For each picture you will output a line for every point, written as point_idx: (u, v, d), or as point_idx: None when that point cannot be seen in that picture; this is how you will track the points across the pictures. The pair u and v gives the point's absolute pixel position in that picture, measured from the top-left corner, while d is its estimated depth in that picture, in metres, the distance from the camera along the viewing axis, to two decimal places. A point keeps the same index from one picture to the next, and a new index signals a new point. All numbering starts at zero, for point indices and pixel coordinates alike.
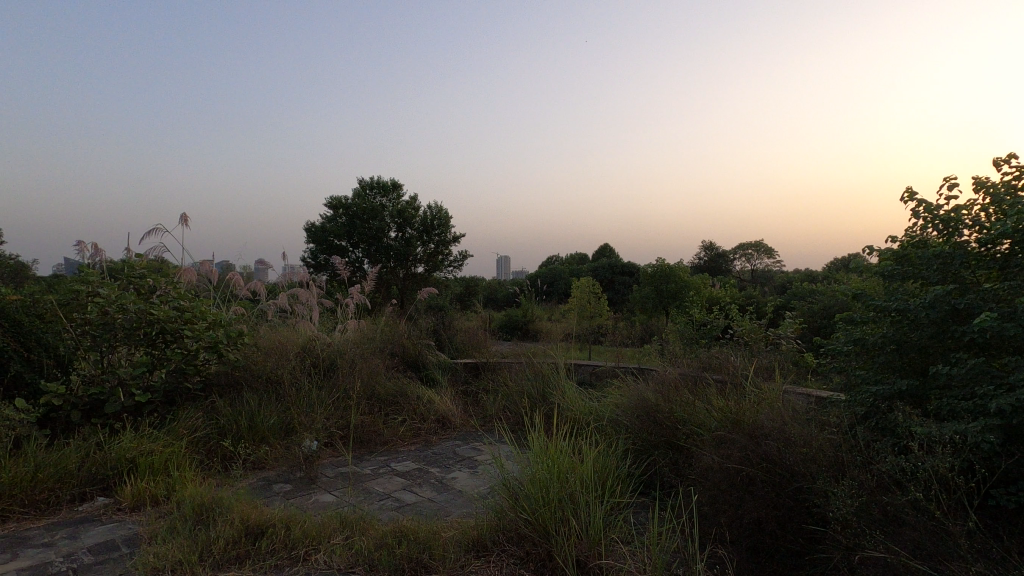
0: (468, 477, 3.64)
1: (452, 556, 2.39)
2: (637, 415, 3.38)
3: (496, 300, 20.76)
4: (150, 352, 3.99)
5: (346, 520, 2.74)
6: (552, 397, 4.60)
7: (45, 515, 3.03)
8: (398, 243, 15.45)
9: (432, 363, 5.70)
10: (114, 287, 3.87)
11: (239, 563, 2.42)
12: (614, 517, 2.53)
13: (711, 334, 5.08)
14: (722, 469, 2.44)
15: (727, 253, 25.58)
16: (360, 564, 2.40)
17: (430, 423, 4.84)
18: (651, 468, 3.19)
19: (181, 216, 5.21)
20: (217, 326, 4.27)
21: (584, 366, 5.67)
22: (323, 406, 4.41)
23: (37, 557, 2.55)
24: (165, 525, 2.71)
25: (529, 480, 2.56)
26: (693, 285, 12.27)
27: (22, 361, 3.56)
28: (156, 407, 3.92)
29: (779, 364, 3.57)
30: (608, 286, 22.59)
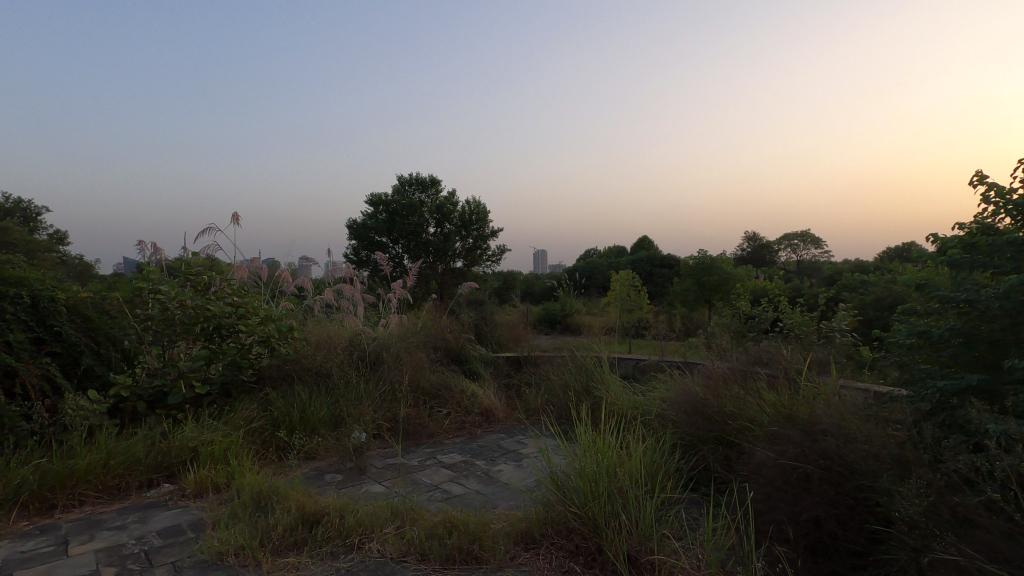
0: (513, 470, 3.66)
1: (501, 548, 2.41)
2: (684, 409, 3.32)
3: (534, 293, 20.80)
4: (207, 346, 4.17)
5: (396, 509, 2.80)
6: (595, 391, 4.57)
7: (117, 499, 3.21)
8: (437, 238, 15.66)
9: (475, 356, 5.76)
10: (173, 285, 4.05)
11: (297, 549, 2.51)
12: (665, 512, 2.50)
13: (759, 327, 4.96)
14: (777, 466, 2.37)
15: (771, 245, 24.86)
16: (412, 554, 2.45)
17: (474, 416, 4.89)
18: (701, 464, 3.13)
19: (233, 215, 5.41)
20: (268, 320, 4.43)
21: (626, 360, 5.62)
22: (371, 399, 4.51)
23: (112, 539, 2.70)
24: (226, 511, 2.83)
25: (577, 474, 2.55)
26: (736, 277, 11.97)
27: (93, 354, 3.78)
28: (214, 399, 4.10)
29: (834, 358, 3.45)
30: (647, 279, 22.27)
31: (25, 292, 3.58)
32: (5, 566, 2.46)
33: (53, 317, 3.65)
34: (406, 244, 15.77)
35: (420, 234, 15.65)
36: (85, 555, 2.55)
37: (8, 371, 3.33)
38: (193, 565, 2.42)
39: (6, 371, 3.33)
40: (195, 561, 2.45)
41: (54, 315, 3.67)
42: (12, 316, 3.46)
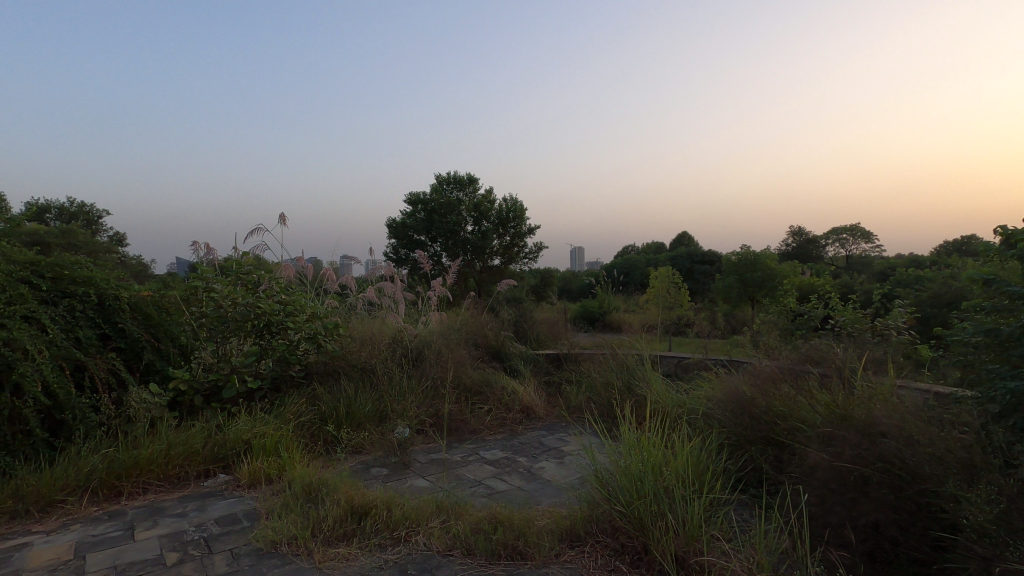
0: (556, 468, 3.65)
1: (547, 545, 2.42)
2: (730, 409, 3.25)
3: (571, 290, 20.73)
4: (258, 343, 4.32)
5: (442, 504, 2.83)
6: (638, 389, 4.51)
7: (178, 488, 3.37)
8: (475, 236, 15.76)
9: (515, 353, 5.78)
10: (226, 284, 4.24)
11: (347, 540, 2.58)
12: (714, 514, 2.45)
13: (809, 325, 4.78)
14: (832, 468, 2.29)
15: (818, 239, 24.02)
16: (458, 548, 2.48)
17: (515, 413, 4.90)
18: (749, 465, 3.05)
19: (279, 215, 5.58)
20: (314, 318, 4.60)
21: (668, 357, 5.53)
22: (414, 395, 4.58)
23: (174, 526, 2.84)
24: (279, 502, 2.93)
25: (621, 472, 2.53)
26: (782, 273, 11.59)
27: (153, 350, 3.97)
28: (265, 393, 4.25)
29: (891, 358, 3.30)
30: (687, 276, 21.83)
31: (91, 290, 3.79)
32: (78, 548, 2.62)
33: (117, 314, 3.86)
34: (444, 242, 15.93)
35: (458, 233, 15.78)
36: (150, 540, 2.69)
37: (78, 366, 3.54)
38: (249, 553, 2.51)
39: (76, 365, 3.54)
40: (252, 549, 2.55)
41: (118, 312, 3.87)
42: (80, 313, 3.68)
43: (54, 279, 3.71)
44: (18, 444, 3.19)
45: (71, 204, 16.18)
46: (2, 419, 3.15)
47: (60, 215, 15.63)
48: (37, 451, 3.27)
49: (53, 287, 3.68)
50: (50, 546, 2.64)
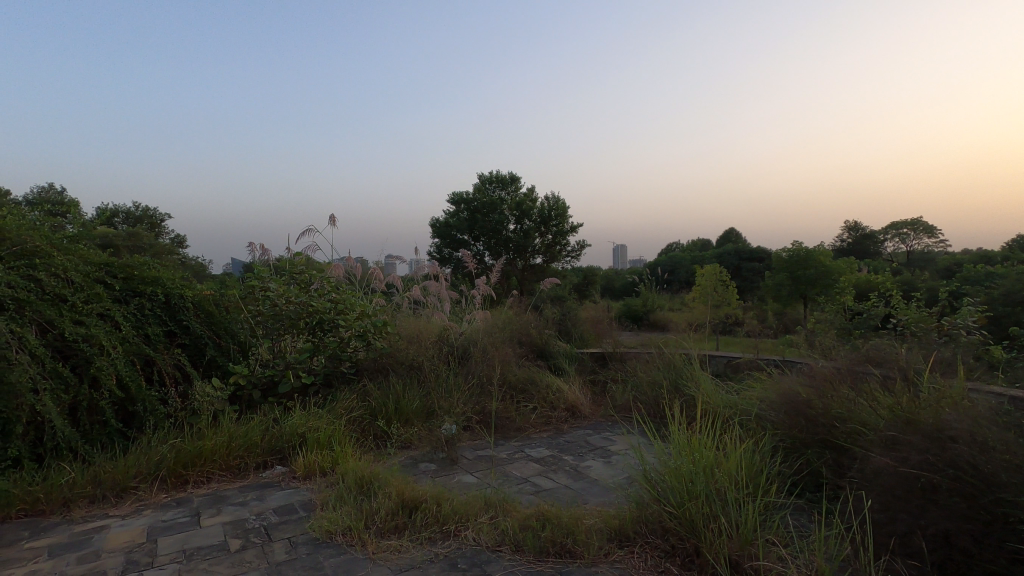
0: (603, 467, 3.63)
1: (595, 544, 2.41)
2: (784, 410, 3.15)
3: (614, 288, 20.55)
4: (311, 339, 4.49)
5: (490, 500, 2.87)
6: (686, 389, 4.43)
7: (239, 478, 3.54)
8: (517, 235, 15.80)
9: (560, 352, 5.77)
10: (281, 284, 4.42)
11: (398, 533, 2.64)
12: (769, 518, 2.38)
13: (869, 324, 4.58)
14: (896, 473, 2.19)
15: (876, 235, 22.92)
16: (507, 544, 2.51)
17: (561, 411, 4.90)
18: (806, 469, 2.96)
19: (329, 216, 5.76)
20: (364, 316, 4.73)
21: (718, 357, 5.40)
22: (460, 392, 4.64)
23: (236, 514, 2.98)
24: (333, 494, 3.03)
25: (671, 473, 2.50)
26: (837, 270, 11.12)
27: (215, 346, 4.17)
28: (318, 388, 4.41)
29: (961, 359, 3.12)
30: (734, 273, 21.22)
31: (159, 289, 3.98)
32: (151, 532, 2.78)
33: (182, 313, 4.06)
34: (487, 241, 16.04)
35: (500, 232, 15.86)
36: (215, 526, 2.83)
37: (148, 361, 3.76)
38: (306, 542, 2.61)
39: (146, 360, 3.76)
40: (309, 538, 2.65)
41: (183, 310, 4.07)
42: (149, 311, 3.89)
43: (125, 278, 3.93)
44: (96, 433, 3.43)
45: (136, 209, 17.11)
46: (82, 410, 3.38)
47: (126, 220, 16.55)
48: (112, 439, 3.49)
49: (124, 286, 3.89)
50: (125, 529, 2.82)
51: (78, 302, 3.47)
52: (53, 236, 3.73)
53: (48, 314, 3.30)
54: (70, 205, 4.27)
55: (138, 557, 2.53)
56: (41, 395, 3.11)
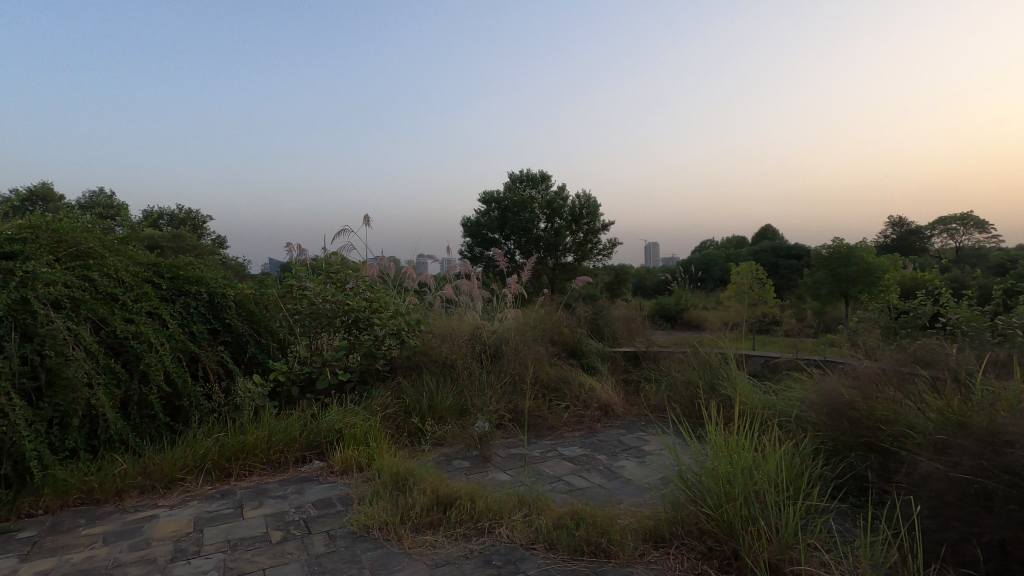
0: (637, 467, 3.60)
1: (630, 544, 2.39)
2: (826, 412, 3.06)
3: (646, 287, 20.32)
4: (346, 337, 4.58)
5: (524, 498, 2.87)
6: (722, 389, 4.35)
7: (279, 471, 3.64)
8: (548, 234, 15.77)
9: (592, 351, 5.73)
10: (318, 283, 4.53)
11: (433, 529, 2.68)
12: (810, 522, 2.32)
13: (916, 324, 4.40)
14: (948, 478, 2.10)
15: (922, 231, 22.00)
16: (541, 542, 2.51)
17: (594, 410, 4.87)
18: (849, 472, 2.87)
19: (364, 217, 5.87)
20: (398, 314, 4.80)
21: (755, 357, 5.28)
22: (493, 390, 4.66)
23: (277, 506, 3.07)
24: (369, 489, 3.09)
25: (708, 474, 2.46)
26: (880, 267, 10.73)
27: (255, 343, 4.30)
28: (354, 385, 4.51)
29: (1018, 360, 2.96)
30: (771, 271, 20.69)
31: (203, 288, 4.12)
32: (197, 522, 2.89)
33: (224, 311, 4.20)
34: (518, 240, 16.04)
35: (531, 230, 15.86)
36: (257, 518, 2.92)
37: (193, 357, 3.90)
38: (344, 535, 2.67)
39: (191, 357, 3.90)
40: (346, 532, 2.71)
41: (226, 308, 4.21)
42: (194, 309, 4.03)
43: (172, 278, 4.07)
44: (145, 426, 3.58)
45: (179, 211, 17.76)
46: (132, 404, 3.54)
47: (169, 223, 17.22)
48: (160, 433, 3.65)
49: (171, 285, 4.03)
50: (173, 519, 2.93)
51: (128, 301, 3.62)
52: (105, 238, 3.89)
53: (100, 313, 3.45)
54: (119, 209, 4.45)
55: (185, 546, 2.63)
56: (95, 389, 3.26)
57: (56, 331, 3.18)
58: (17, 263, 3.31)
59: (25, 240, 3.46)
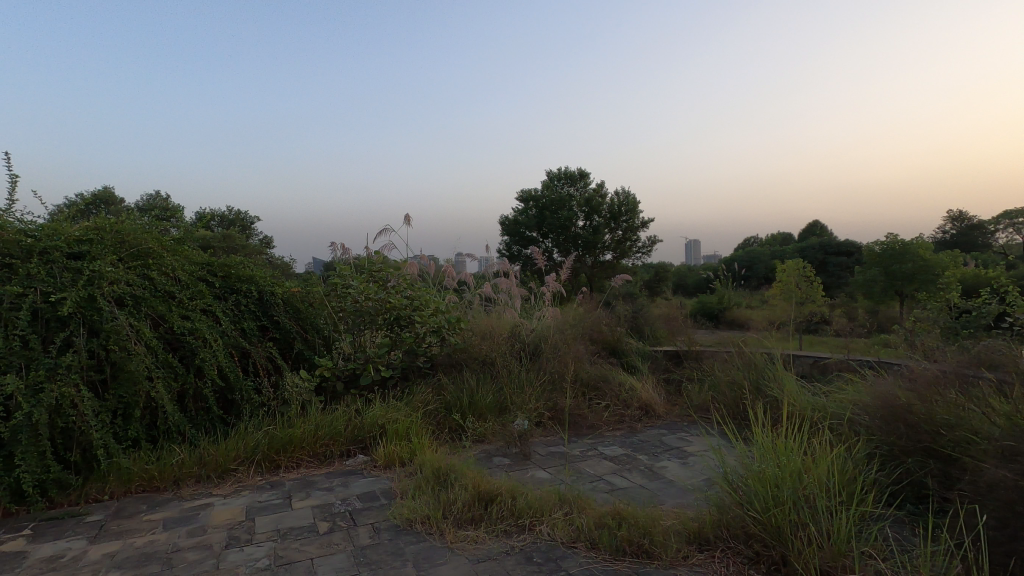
0: (679, 468, 3.54)
1: (673, 546, 2.35)
2: (881, 415, 2.94)
3: (687, 284, 19.93)
4: (388, 334, 4.67)
5: (565, 497, 2.86)
6: (769, 390, 4.23)
7: (325, 464, 3.75)
8: (586, 232, 15.67)
9: (632, 350, 5.66)
10: (361, 281, 4.65)
11: (475, 524, 2.70)
12: (864, 529, 2.23)
13: (980, 324, 4.16)
14: (1017, 487, 1.98)
15: (985, 225, 20.78)
16: (582, 541, 2.50)
17: (634, 410, 4.80)
18: (906, 479, 2.75)
19: (404, 216, 5.97)
20: (439, 312, 4.87)
21: (803, 357, 5.11)
22: (533, 388, 4.68)
23: (323, 498, 3.16)
24: (412, 484, 3.15)
25: (755, 476, 2.40)
26: (938, 265, 10.20)
27: (302, 340, 4.45)
28: (396, 381, 4.60)
29: None
30: (820, 269, 19.95)
31: (253, 287, 4.28)
32: (249, 511, 3.01)
33: (273, 309, 4.36)
34: (556, 237, 15.96)
35: (569, 228, 15.80)
36: (305, 509, 3.02)
37: (244, 353, 4.06)
38: (388, 528, 2.73)
39: (243, 352, 4.06)
40: (391, 525, 2.77)
41: (274, 306, 4.37)
42: (245, 307, 4.19)
43: (224, 277, 4.24)
44: (200, 418, 3.75)
45: (228, 212, 18.44)
46: (189, 397, 3.71)
47: (220, 223, 17.89)
48: (214, 425, 3.81)
49: (223, 284, 4.20)
50: (227, 508, 3.06)
51: (185, 298, 3.79)
52: (163, 239, 4.08)
53: (159, 310, 3.62)
54: (175, 211, 4.66)
55: (238, 533, 2.74)
56: (155, 382, 3.43)
57: (120, 327, 3.35)
58: (84, 263, 3.50)
59: (91, 241, 3.65)
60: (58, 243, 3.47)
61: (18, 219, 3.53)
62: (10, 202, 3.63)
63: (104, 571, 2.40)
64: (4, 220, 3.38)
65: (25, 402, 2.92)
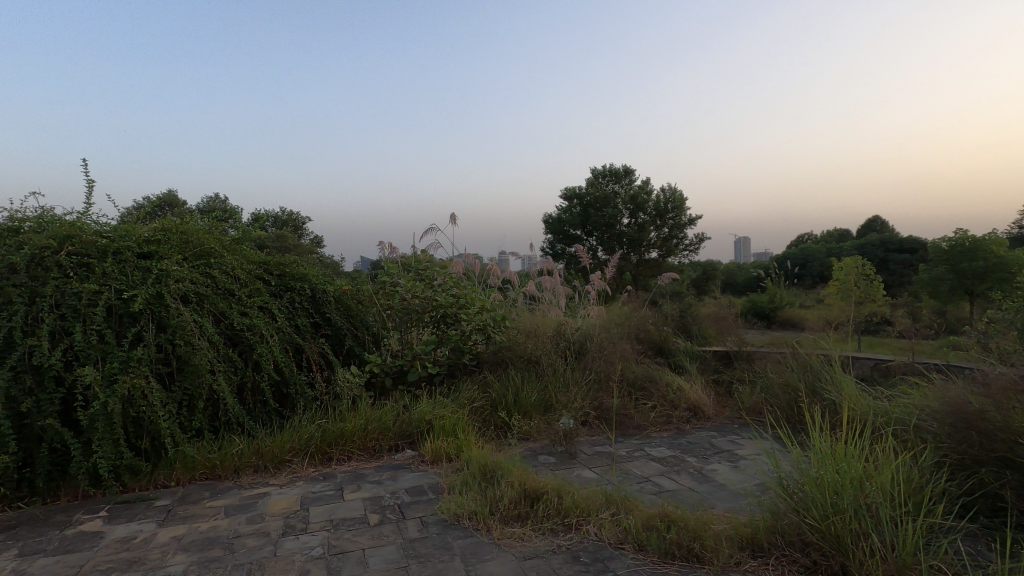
0: (730, 471, 3.44)
1: (725, 551, 2.29)
2: (951, 422, 2.77)
3: (736, 283, 19.33)
4: (435, 332, 4.75)
5: (612, 497, 2.83)
6: (826, 393, 4.06)
7: (374, 458, 3.85)
8: (632, 229, 15.47)
9: (680, 349, 5.55)
10: (409, 280, 4.75)
11: (521, 521, 2.72)
12: (932, 542, 2.12)
13: None
14: None
15: None
16: (630, 543, 2.47)
17: (683, 411, 4.71)
18: (979, 490, 2.59)
19: (450, 216, 6.05)
20: (484, 310, 4.91)
21: (863, 359, 4.89)
22: (578, 387, 4.66)
23: (373, 491, 3.25)
24: (459, 479, 3.19)
25: (812, 482, 2.31)
26: (1014, 262, 9.53)
27: (352, 336, 4.58)
28: (442, 378, 4.67)
29: None
30: (880, 267, 18.98)
31: (306, 285, 4.43)
32: (303, 501, 3.12)
33: (325, 306, 4.51)
34: (600, 236, 15.82)
35: (614, 226, 15.63)
36: (356, 501, 3.10)
37: (298, 349, 4.22)
38: (437, 522, 2.78)
39: (297, 348, 4.22)
40: (438, 519, 2.82)
41: (326, 303, 4.51)
42: (299, 304, 4.35)
43: (279, 275, 4.41)
44: (258, 411, 3.93)
45: (283, 213, 19.21)
46: (247, 390, 3.89)
47: (275, 223, 18.69)
48: (270, 417, 3.98)
49: (279, 282, 4.37)
50: (283, 497, 3.19)
51: (243, 296, 3.97)
52: (223, 239, 4.27)
53: (221, 306, 3.80)
54: (232, 212, 4.88)
55: (294, 522, 2.85)
56: (217, 375, 3.61)
57: (185, 323, 3.53)
58: (153, 262, 3.71)
59: (159, 241, 3.87)
60: (129, 243, 3.70)
61: (94, 221, 3.78)
62: (87, 205, 3.89)
63: (172, 552, 2.55)
64: (82, 222, 3.63)
65: (102, 392, 3.12)
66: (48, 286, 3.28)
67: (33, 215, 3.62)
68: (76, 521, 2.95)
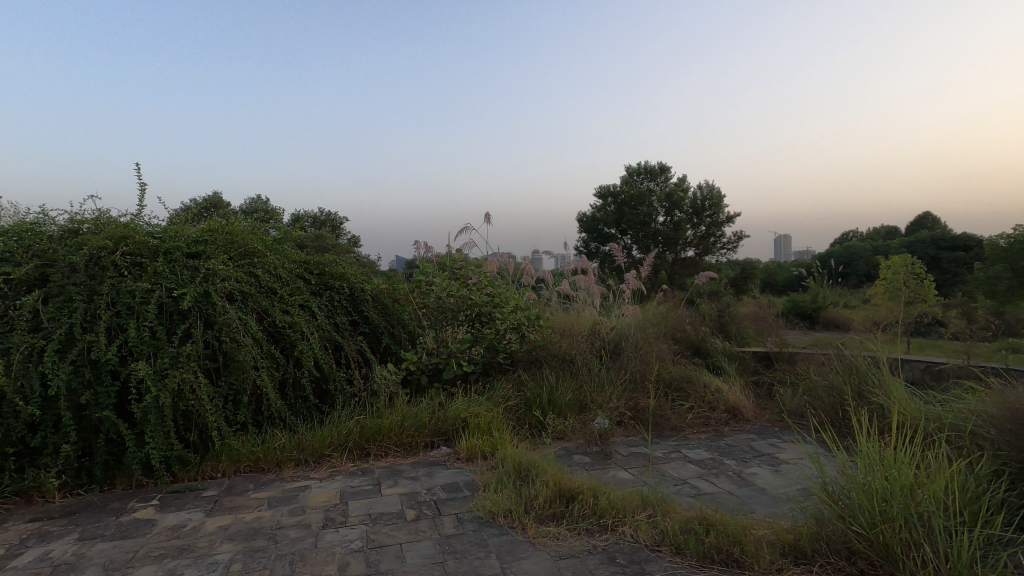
0: (771, 475, 3.35)
1: (766, 557, 2.23)
2: (1011, 430, 2.63)
3: (777, 282, 18.81)
4: (470, 330, 4.79)
5: (648, 499, 2.80)
6: (873, 397, 3.91)
7: (410, 454, 3.90)
8: (667, 228, 15.26)
9: (718, 350, 5.44)
10: (444, 278, 4.80)
11: (556, 521, 2.71)
12: (990, 555, 2.01)
13: None
14: None
15: None
16: (667, 545, 2.44)
17: (720, 413, 4.62)
18: None
19: (484, 215, 6.09)
20: (518, 308, 4.92)
21: (913, 362, 4.68)
22: (613, 387, 4.62)
23: (410, 486, 3.30)
24: (494, 477, 3.21)
25: (859, 488, 2.23)
26: None
27: (389, 334, 4.66)
28: (477, 376, 4.71)
29: None
30: (932, 265, 18.15)
31: (345, 283, 4.53)
32: (342, 495, 3.20)
33: (363, 304, 4.59)
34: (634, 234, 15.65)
35: (649, 224, 15.45)
36: (393, 496, 3.16)
37: (337, 346, 4.31)
38: (472, 519, 2.80)
39: (336, 345, 4.31)
40: (474, 516, 2.84)
41: (364, 302, 4.60)
42: (338, 302, 4.45)
43: (319, 274, 4.52)
44: (299, 406, 4.05)
45: (322, 213, 19.77)
46: (289, 386, 4.01)
47: (314, 223, 19.23)
48: (311, 412, 4.09)
49: (319, 280, 4.48)
50: (323, 491, 3.27)
51: (285, 294, 4.08)
52: (266, 239, 4.41)
53: (264, 304, 3.92)
54: (274, 213, 5.03)
55: (334, 515, 2.92)
56: (260, 371, 3.73)
57: (231, 320, 3.66)
58: (201, 262, 3.86)
59: (206, 241, 4.02)
60: (179, 243, 3.86)
61: (146, 223, 3.95)
62: (139, 207, 4.07)
63: (219, 541, 2.65)
64: (135, 224, 3.80)
65: (154, 386, 3.26)
66: (105, 285, 3.45)
67: (91, 217, 3.81)
68: (130, 508, 3.10)
